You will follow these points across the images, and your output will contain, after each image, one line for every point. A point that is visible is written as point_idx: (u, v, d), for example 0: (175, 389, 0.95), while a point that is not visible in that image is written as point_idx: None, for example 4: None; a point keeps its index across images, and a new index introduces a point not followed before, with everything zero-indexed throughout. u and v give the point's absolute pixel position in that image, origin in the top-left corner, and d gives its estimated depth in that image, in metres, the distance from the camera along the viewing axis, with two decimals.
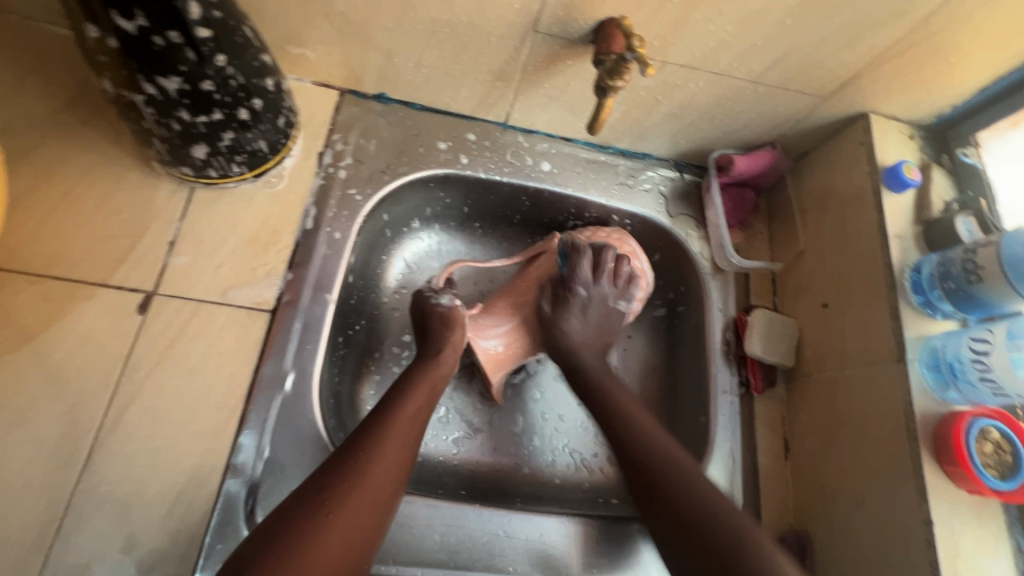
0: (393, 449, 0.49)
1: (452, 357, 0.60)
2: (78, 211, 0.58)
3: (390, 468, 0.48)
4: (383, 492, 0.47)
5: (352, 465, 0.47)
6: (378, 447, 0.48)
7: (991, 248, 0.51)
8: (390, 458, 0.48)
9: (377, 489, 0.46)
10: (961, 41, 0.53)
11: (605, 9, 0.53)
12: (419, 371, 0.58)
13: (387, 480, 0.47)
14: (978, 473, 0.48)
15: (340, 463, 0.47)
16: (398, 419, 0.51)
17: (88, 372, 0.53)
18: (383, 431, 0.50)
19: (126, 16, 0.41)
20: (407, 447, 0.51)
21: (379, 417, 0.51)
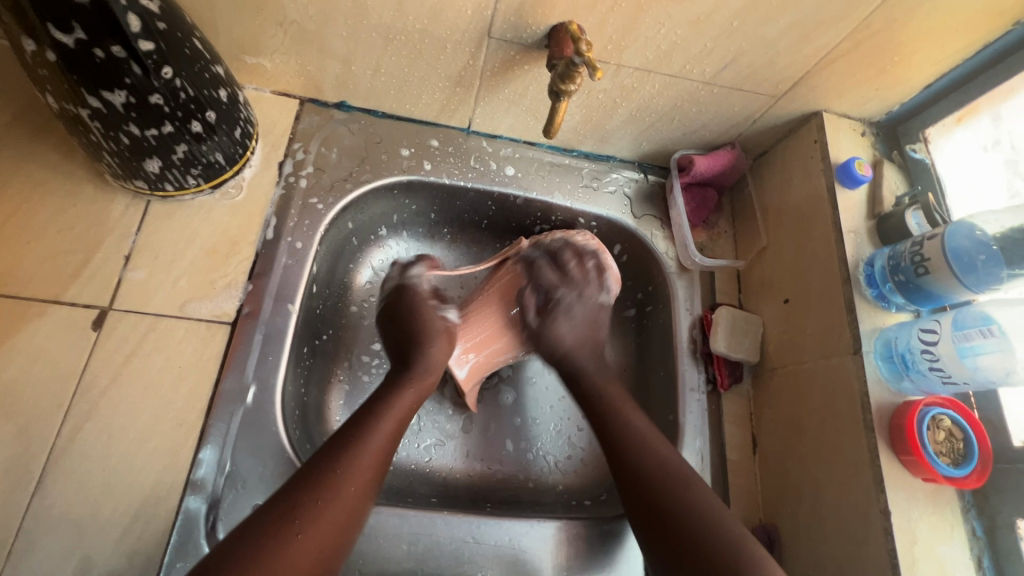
0: (368, 461, 0.48)
1: (439, 368, 0.60)
2: (29, 226, 0.57)
3: (363, 480, 0.47)
4: (354, 505, 0.46)
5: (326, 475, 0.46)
6: (356, 458, 0.48)
7: (936, 240, 0.52)
8: (366, 470, 0.48)
9: (349, 502, 0.46)
10: (903, 40, 0.55)
11: (556, 14, 0.53)
12: (402, 379, 0.57)
13: (359, 491, 0.47)
14: (932, 461, 0.49)
15: (314, 473, 0.46)
16: (376, 430, 0.51)
17: (39, 392, 0.52)
18: (361, 443, 0.49)
19: (64, 30, 0.40)
20: (383, 460, 0.50)
21: (358, 427, 0.50)
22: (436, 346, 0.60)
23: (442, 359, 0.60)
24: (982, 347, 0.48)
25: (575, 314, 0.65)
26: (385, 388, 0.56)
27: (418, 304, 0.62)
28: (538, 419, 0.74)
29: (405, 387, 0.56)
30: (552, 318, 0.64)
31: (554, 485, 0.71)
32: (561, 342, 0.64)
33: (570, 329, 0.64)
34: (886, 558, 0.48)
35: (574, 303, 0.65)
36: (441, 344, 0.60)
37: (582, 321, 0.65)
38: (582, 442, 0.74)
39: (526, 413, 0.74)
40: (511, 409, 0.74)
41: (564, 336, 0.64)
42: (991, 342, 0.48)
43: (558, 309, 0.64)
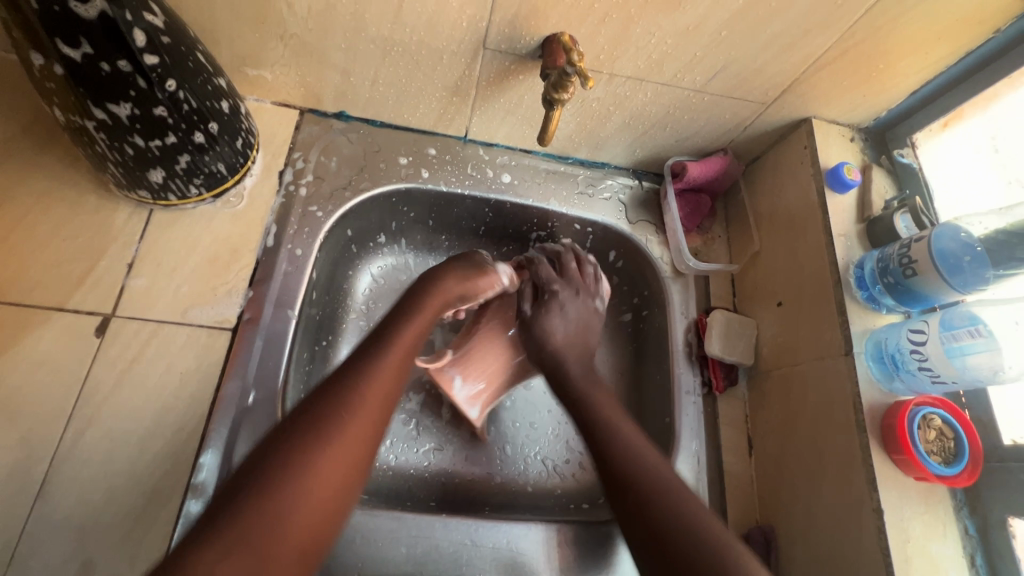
0: (371, 401, 0.44)
1: (449, 296, 0.56)
2: (34, 235, 0.58)
3: (367, 420, 0.43)
4: (358, 446, 0.41)
5: (322, 419, 0.41)
6: (354, 399, 0.43)
7: (923, 243, 0.54)
8: (367, 411, 0.43)
9: (351, 443, 0.41)
10: (888, 48, 0.56)
11: (548, 25, 0.55)
12: (405, 315, 0.52)
13: (362, 432, 0.42)
14: (923, 459, 0.49)
15: (308, 420, 0.41)
16: (377, 369, 0.46)
17: (43, 397, 0.53)
18: (360, 383, 0.44)
19: (72, 45, 0.42)
20: (388, 400, 0.45)
21: (356, 367, 0.45)
22: (473, 275, 0.59)
23: (474, 291, 0.59)
24: (971, 347, 0.49)
25: (568, 311, 0.66)
26: (404, 305, 0.53)
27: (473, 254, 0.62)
28: (536, 424, 0.75)
29: (406, 324, 0.51)
30: (548, 315, 0.65)
31: (552, 489, 0.71)
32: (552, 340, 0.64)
33: (563, 325, 0.66)
34: (879, 556, 0.49)
35: (565, 301, 0.66)
36: (456, 284, 0.57)
37: (574, 320, 0.66)
38: (579, 446, 0.74)
39: (524, 417, 0.75)
40: (509, 413, 0.75)
41: (554, 333, 0.65)
42: (979, 342, 0.49)
43: (553, 309, 0.65)
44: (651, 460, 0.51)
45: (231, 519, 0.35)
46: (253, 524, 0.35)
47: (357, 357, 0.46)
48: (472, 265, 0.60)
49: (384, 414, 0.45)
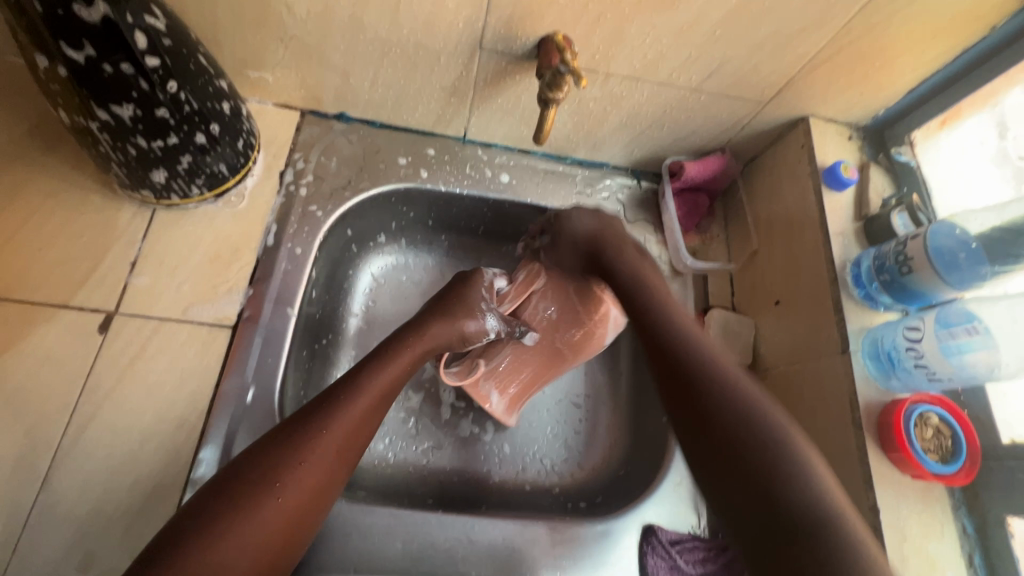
0: (326, 453, 0.46)
1: (432, 339, 0.58)
2: (40, 234, 0.59)
3: (319, 471, 0.45)
4: (304, 498, 0.44)
5: (275, 466, 0.44)
6: (309, 449, 0.45)
7: (919, 240, 0.53)
8: (321, 462, 0.45)
9: (298, 495, 0.44)
10: (884, 46, 0.56)
11: (544, 25, 0.55)
12: (382, 359, 0.54)
13: (311, 484, 0.45)
14: (919, 457, 0.49)
15: (265, 463, 0.44)
16: (341, 416, 0.47)
17: (47, 393, 0.54)
18: (321, 431, 0.46)
19: (75, 47, 0.43)
20: (350, 449, 0.48)
21: (324, 410, 0.47)
22: (456, 319, 0.60)
23: (451, 336, 0.60)
24: (968, 345, 0.49)
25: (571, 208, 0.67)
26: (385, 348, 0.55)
27: (465, 281, 0.64)
28: (534, 423, 0.75)
29: (383, 368, 0.53)
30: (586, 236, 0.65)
31: (550, 487, 0.71)
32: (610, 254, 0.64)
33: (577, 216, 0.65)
34: None
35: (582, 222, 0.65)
36: (440, 327, 0.59)
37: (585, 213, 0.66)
38: (578, 445, 0.75)
39: (523, 416, 0.75)
40: None
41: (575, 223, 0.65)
42: (976, 339, 0.49)
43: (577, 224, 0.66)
44: (725, 365, 0.49)
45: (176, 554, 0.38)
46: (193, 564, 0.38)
47: (326, 398, 0.48)
48: (456, 297, 0.62)
49: (342, 464, 0.47)
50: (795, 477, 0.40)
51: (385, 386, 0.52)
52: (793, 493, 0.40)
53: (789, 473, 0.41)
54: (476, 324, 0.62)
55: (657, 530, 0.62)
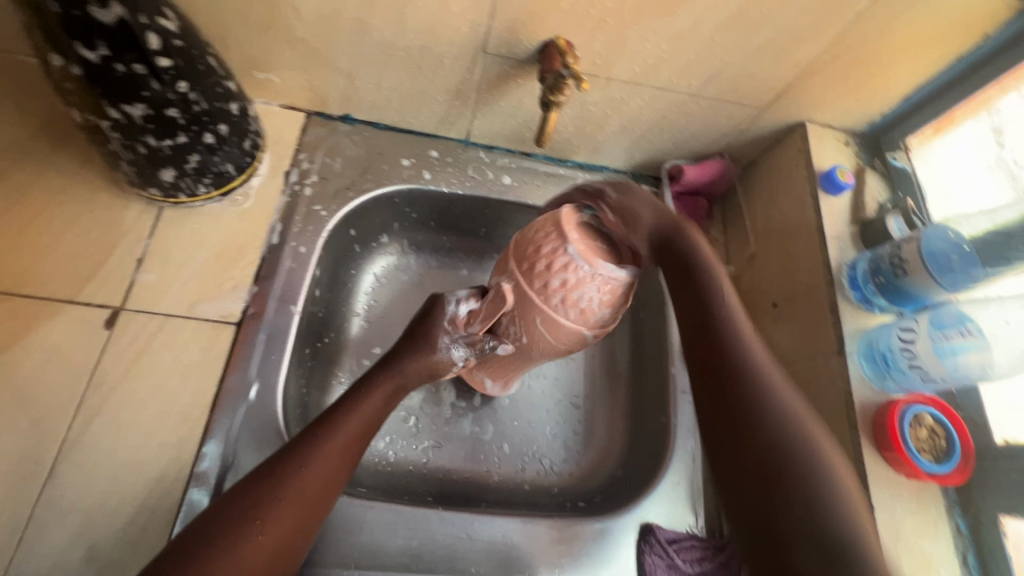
0: (297, 497, 0.44)
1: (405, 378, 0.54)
2: (48, 230, 0.60)
3: (294, 515, 0.43)
4: (275, 545, 0.42)
5: (245, 512, 0.42)
6: (280, 494, 0.43)
7: (913, 244, 0.54)
8: (293, 506, 0.43)
9: (269, 543, 0.42)
10: (880, 53, 0.57)
11: (546, 30, 0.56)
12: (357, 396, 0.51)
13: (283, 528, 0.43)
14: (913, 456, 0.50)
15: (234, 509, 0.42)
16: (316, 457, 0.46)
17: (53, 387, 0.54)
18: (294, 474, 0.44)
19: (89, 47, 0.44)
20: (327, 488, 0.46)
21: (299, 451, 0.46)
22: (421, 352, 0.55)
23: (421, 372, 0.55)
24: (962, 346, 0.50)
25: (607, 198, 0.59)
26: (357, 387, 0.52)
27: (430, 312, 0.57)
28: (534, 422, 0.75)
29: (361, 403, 0.51)
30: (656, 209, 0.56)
31: (550, 487, 0.72)
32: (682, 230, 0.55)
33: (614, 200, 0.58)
34: None
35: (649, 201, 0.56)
36: (415, 367, 0.54)
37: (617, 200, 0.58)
38: (577, 445, 0.75)
39: (523, 416, 0.76)
40: (508, 411, 0.76)
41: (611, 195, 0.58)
42: (969, 341, 0.50)
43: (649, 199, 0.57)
44: (774, 371, 0.46)
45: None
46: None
47: (301, 439, 0.47)
48: (423, 329, 0.56)
49: (317, 506, 0.45)
50: (824, 495, 0.38)
51: (363, 423, 0.50)
52: (822, 512, 0.38)
53: (822, 490, 0.39)
54: (443, 356, 0.55)
55: (656, 528, 0.63)
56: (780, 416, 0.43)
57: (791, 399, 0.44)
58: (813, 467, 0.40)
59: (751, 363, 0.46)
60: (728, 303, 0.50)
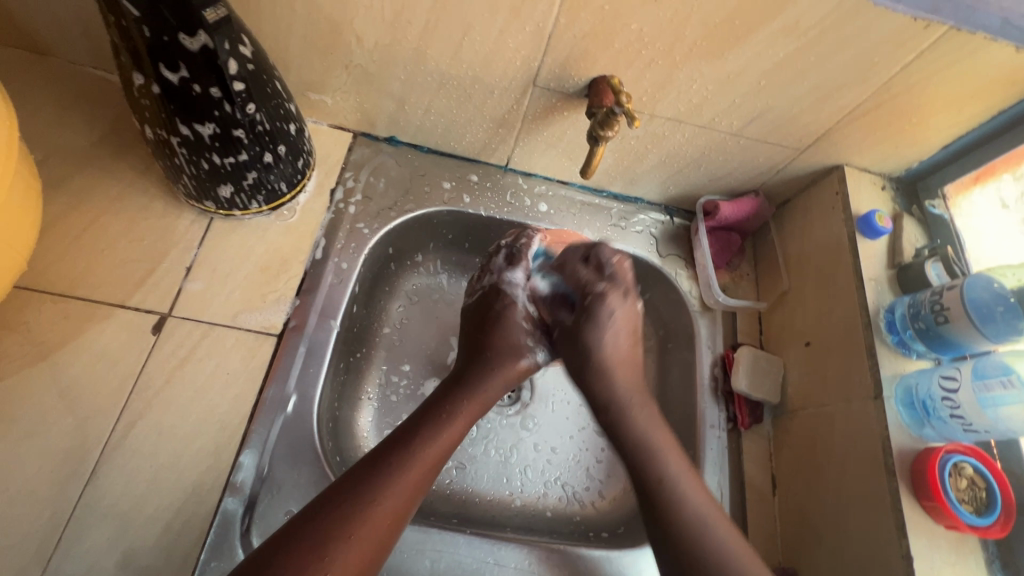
0: (423, 465, 0.52)
1: (484, 399, 0.60)
2: (104, 235, 0.62)
3: (370, 539, 0.47)
4: (402, 507, 0.49)
5: (382, 478, 0.49)
6: (414, 460, 0.51)
7: (956, 291, 0.55)
8: (420, 471, 0.51)
9: (398, 505, 0.49)
10: (921, 104, 0.58)
11: (597, 67, 0.58)
12: (439, 423, 0.55)
13: (406, 495, 0.50)
14: (954, 508, 0.49)
15: (373, 474, 0.49)
16: (437, 440, 0.54)
17: (99, 388, 0.56)
18: (428, 442, 0.53)
19: (172, 69, 0.46)
20: (399, 517, 0.49)
21: (425, 428, 0.54)
22: (505, 363, 0.63)
23: (503, 382, 0.63)
24: (1004, 398, 0.50)
25: (616, 316, 0.65)
26: (441, 409, 0.57)
27: (504, 322, 0.66)
28: (557, 448, 0.75)
29: (441, 432, 0.55)
30: (592, 321, 0.64)
31: (571, 515, 0.71)
32: (603, 354, 0.63)
33: (613, 325, 0.64)
34: None
35: (614, 306, 0.65)
36: (497, 376, 0.62)
37: (622, 326, 0.65)
38: (600, 474, 0.75)
39: (547, 441, 0.75)
40: (532, 436, 0.75)
41: (605, 330, 0.64)
42: (1012, 392, 0.49)
43: (598, 309, 0.65)
44: (668, 465, 0.55)
45: (300, 551, 0.44)
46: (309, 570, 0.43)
47: (430, 415, 0.56)
48: (502, 342, 0.65)
49: (419, 492, 0.51)
50: (713, 559, 0.49)
51: (442, 450, 0.54)
52: None
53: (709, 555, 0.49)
54: (527, 361, 0.65)
55: None
56: (676, 504, 0.52)
57: (685, 491, 0.53)
58: (701, 540, 0.50)
59: (652, 457, 0.55)
60: (619, 392, 0.61)
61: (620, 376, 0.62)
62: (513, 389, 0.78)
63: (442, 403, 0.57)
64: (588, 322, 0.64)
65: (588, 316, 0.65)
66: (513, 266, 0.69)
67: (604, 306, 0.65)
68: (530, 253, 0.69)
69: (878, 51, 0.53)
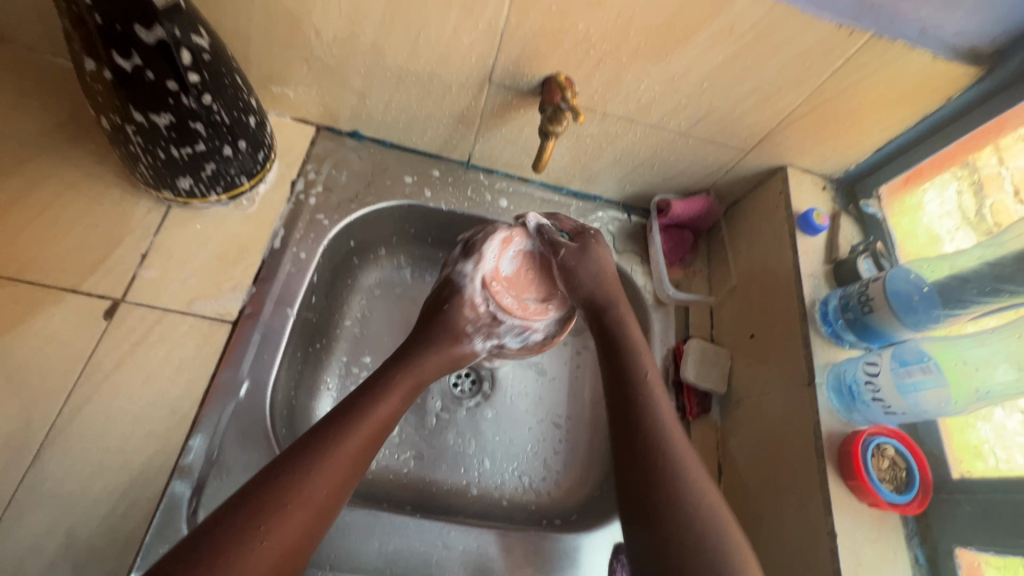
0: (358, 439, 0.51)
1: (423, 375, 0.60)
2: (57, 220, 0.62)
3: (311, 509, 0.46)
4: (340, 478, 0.49)
5: (319, 446, 0.49)
6: (346, 435, 0.51)
7: (880, 283, 0.58)
8: (355, 445, 0.51)
9: (334, 476, 0.48)
10: (854, 108, 0.62)
11: (549, 66, 0.61)
12: (373, 396, 0.55)
13: (344, 466, 0.49)
14: (874, 485, 0.52)
15: (304, 448, 0.49)
16: (376, 408, 0.54)
17: (47, 371, 0.55)
18: (363, 416, 0.53)
19: (124, 56, 0.47)
20: (338, 489, 0.49)
21: (356, 409, 0.53)
22: (448, 343, 0.64)
23: (444, 362, 0.63)
24: (923, 382, 0.53)
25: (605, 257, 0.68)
26: (376, 383, 0.57)
27: (450, 308, 0.65)
28: (515, 439, 0.77)
29: (378, 404, 0.55)
30: (591, 250, 0.68)
31: (526, 504, 0.73)
32: (605, 269, 0.67)
33: (609, 261, 0.68)
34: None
35: (595, 242, 0.69)
36: (432, 354, 0.62)
37: (611, 268, 0.68)
38: (557, 465, 0.76)
39: (504, 432, 0.77)
40: (490, 425, 0.77)
41: (605, 262, 0.68)
42: (930, 377, 0.53)
43: (589, 245, 0.68)
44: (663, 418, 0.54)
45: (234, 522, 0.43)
46: (241, 545, 0.42)
47: (362, 394, 0.55)
48: (444, 324, 0.65)
49: (357, 467, 0.51)
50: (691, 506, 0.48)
51: (378, 423, 0.54)
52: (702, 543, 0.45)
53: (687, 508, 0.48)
54: (467, 345, 0.65)
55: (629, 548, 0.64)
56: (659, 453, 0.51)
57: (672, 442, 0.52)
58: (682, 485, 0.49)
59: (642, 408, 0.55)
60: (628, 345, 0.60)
61: (609, 288, 0.66)
62: (473, 381, 0.79)
63: (377, 383, 0.57)
64: (586, 246, 0.68)
65: (587, 244, 0.69)
66: (467, 257, 0.68)
67: (590, 249, 0.68)
68: (487, 246, 0.67)
69: (809, 56, 0.56)
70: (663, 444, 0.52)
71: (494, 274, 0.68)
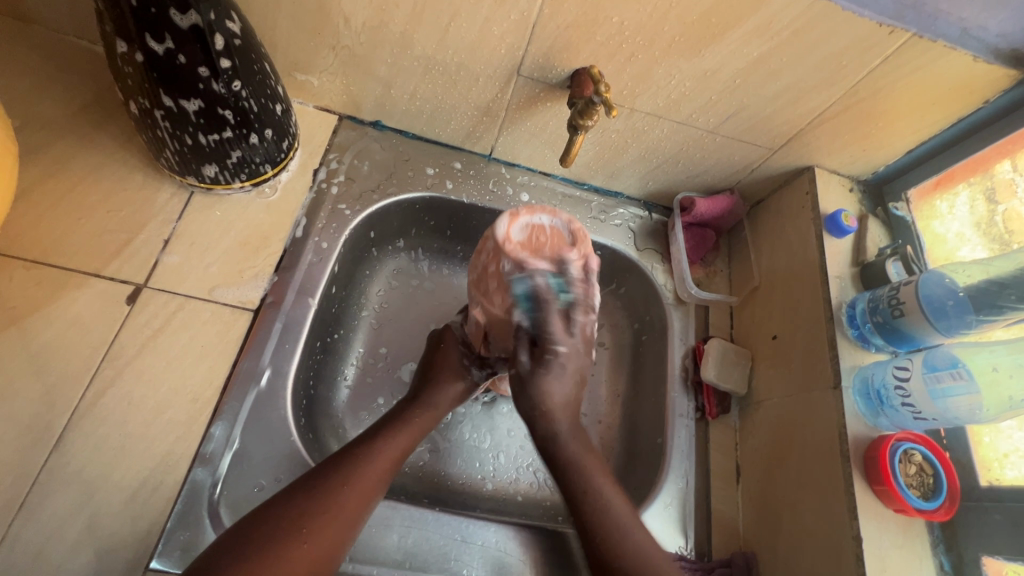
0: (376, 470, 0.53)
1: (439, 411, 0.62)
2: (80, 204, 0.61)
3: (331, 533, 0.48)
4: (358, 505, 0.51)
5: (340, 473, 0.51)
6: (366, 465, 0.53)
7: (912, 286, 0.58)
8: (375, 473, 0.53)
9: (353, 502, 0.50)
10: (887, 109, 0.61)
11: (579, 59, 0.60)
12: (390, 430, 0.57)
13: (363, 492, 0.51)
14: (902, 492, 0.52)
15: (327, 476, 0.51)
16: (394, 439, 0.56)
17: (70, 355, 0.55)
18: (382, 447, 0.55)
19: (157, 39, 0.47)
20: (359, 510, 0.51)
21: (370, 443, 0.55)
22: (447, 384, 0.63)
23: (451, 401, 0.63)
24: (953, 389, 0.52)
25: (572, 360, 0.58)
26: (392, 420, 0.58)
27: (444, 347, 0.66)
28: (530, 435, 0.76)
29: (396, 436, 0.57)
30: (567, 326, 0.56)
31: (541, 500, 0.72)
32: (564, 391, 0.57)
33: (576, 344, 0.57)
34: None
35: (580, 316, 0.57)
36: (440, 387, 0.62)
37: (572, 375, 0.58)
38: None
39: (520, 427, 0.76)
40: (506, 421, 0.76)
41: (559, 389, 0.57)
42: (960, 384, 0.52)
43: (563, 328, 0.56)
44: (598, 480, 0.55)
45: (259, 540, 0.45)
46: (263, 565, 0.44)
47: (380, 425, 0.57)
48: (439, 362, 0.65)
49: (375, 494, 0.52)
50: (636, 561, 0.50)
51: (395, 454, 0.56)
52: None
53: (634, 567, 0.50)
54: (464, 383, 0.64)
55: None
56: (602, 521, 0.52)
57: (610, 504, 0.53)
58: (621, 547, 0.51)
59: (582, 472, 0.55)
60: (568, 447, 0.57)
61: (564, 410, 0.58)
62: None
63: (394, 417, 0.59)
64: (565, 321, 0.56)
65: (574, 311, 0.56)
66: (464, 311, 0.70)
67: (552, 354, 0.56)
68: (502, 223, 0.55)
69: (846, 55, 0.55)
70: (603, 508, 0.53)
71: (505, 238, 0.54)
